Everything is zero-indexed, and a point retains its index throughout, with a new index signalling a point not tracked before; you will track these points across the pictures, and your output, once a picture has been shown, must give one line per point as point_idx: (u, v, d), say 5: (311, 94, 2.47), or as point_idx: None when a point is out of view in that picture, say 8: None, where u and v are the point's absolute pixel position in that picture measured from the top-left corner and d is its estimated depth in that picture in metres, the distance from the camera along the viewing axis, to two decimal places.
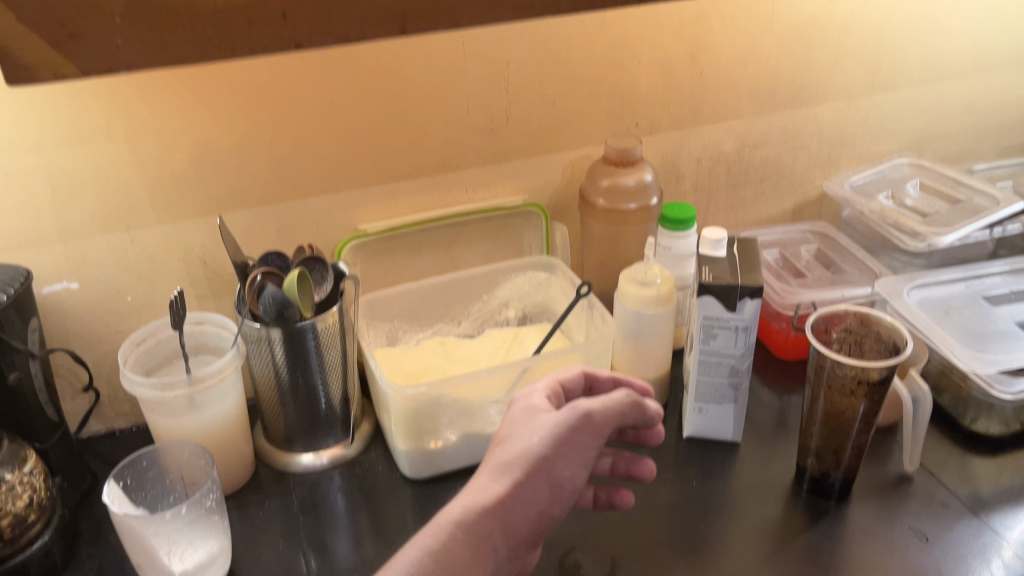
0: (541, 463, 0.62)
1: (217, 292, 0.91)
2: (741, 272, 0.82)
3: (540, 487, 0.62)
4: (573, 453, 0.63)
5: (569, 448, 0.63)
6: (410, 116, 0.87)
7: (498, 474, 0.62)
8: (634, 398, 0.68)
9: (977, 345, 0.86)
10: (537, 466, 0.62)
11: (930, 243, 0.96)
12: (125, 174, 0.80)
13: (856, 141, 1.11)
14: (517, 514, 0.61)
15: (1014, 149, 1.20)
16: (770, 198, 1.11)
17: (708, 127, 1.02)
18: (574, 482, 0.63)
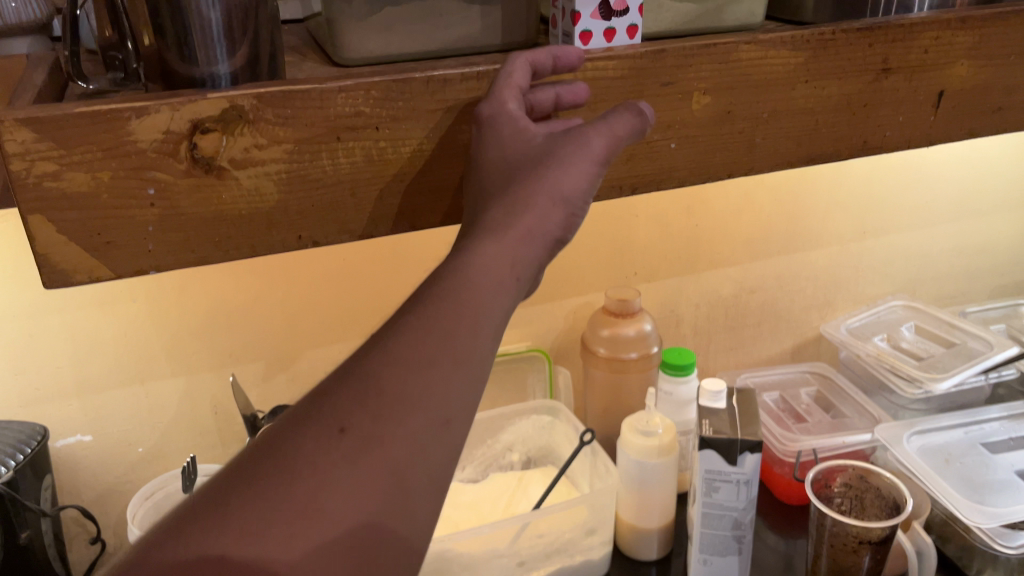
0: (553, 199, 0.51)
1: (226, 441, 0.92)
2: (740, 425, 0.83)
3: (541, 210, 0.50)
4: (574, 158, 0.51)
5: (562, 172, 0.50)
6: (417, 270, 0.91)
7: (504, 209, 0.50)
8: (634, 117, 0.52)
9: (978, 497, 0.87)
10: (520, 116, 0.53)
11: (926, 389, 0.98)
12: (143, 331, 0.83)
13: (851, 283, 1.14)
14: (523, 235, 0.50)
15: (1005, 288, 1.23)
16: (769, 339, 1.13)
17: (705, 274, 1.05)
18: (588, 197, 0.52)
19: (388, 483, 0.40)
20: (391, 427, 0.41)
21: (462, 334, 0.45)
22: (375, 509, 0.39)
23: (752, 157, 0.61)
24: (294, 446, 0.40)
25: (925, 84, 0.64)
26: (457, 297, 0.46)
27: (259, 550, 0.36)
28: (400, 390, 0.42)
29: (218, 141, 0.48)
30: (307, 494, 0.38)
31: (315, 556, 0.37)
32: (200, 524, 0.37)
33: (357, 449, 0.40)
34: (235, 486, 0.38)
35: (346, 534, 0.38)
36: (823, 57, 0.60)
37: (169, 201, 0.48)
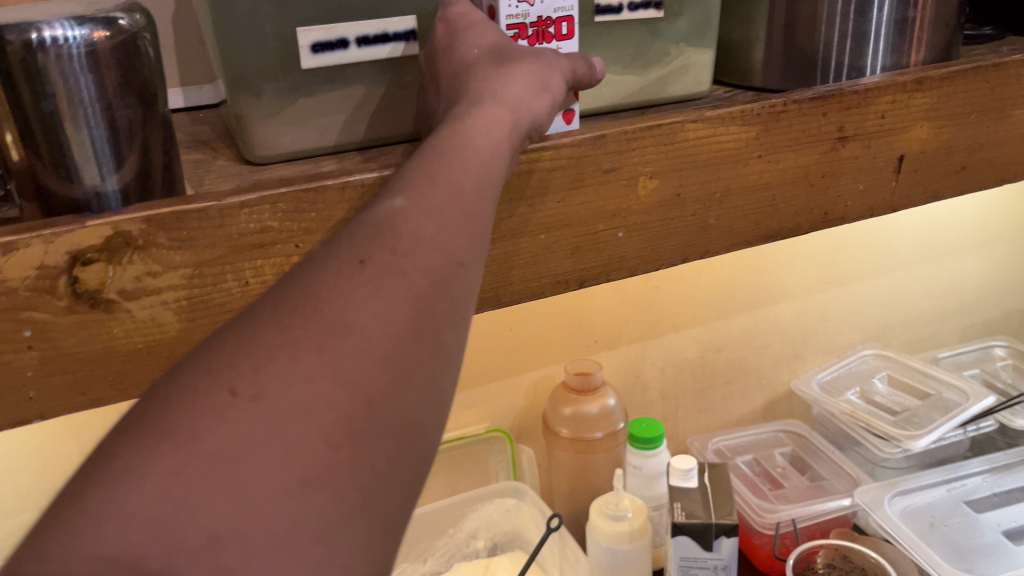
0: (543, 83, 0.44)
1: None
2: (714, 507, 0.78)
3: (526, 82, 0.44)
4: (545, 60, 0.46)
5: (547, 68, 0.45)
6: None
7: (494, 77, 0.44)
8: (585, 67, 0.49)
9: (967, 564, 0.83)
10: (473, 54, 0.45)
11: (904, 448, 0.94)
12: (62, 444, 0.76)
13: (820, 334, 1.10)
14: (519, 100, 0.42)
15: (974, 329, 1.20)
16: (739, 398, 1.08)
17: (668, 336, 1.00)
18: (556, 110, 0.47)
19: (422, 304, 0.30)
20: (410, 250, 0.32)
21: (467, 179, 0.37)
22: (413, 333, 0.29)
23: (707, 237, 0.57)
24: (300, 279, 0.30)
25: (885, 148, 0.60)
26: (460, 153, 0.38)
27: (277, 376, 0.26)
28: (415, 221, 0.33)
29: (103, 273, 0.42)
30: (327, 313, 0.28)
31: (347, 380, 0.27)
32: (197, 368, 0.27)
33: (377, 273, 0.30)
34: (233, 332, 0.29)
35: (381, 359, 0.28)
36: (775, 129, 0.56)
37: (49, 341, 0.42)
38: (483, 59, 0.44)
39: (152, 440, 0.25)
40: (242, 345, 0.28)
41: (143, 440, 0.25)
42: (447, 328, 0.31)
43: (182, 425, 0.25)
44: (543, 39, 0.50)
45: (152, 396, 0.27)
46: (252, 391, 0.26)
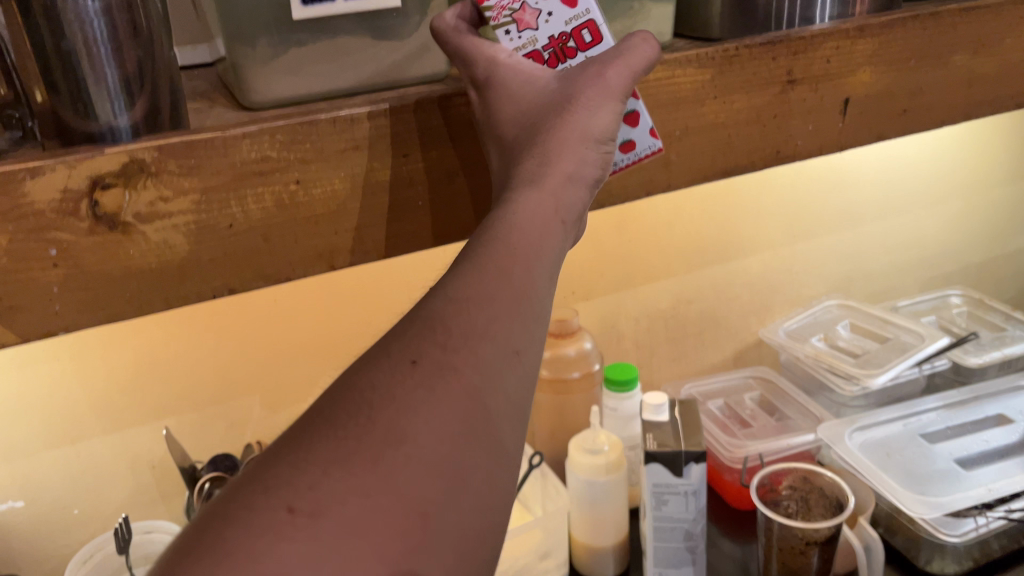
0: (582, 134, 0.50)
1: (167, 494, 0.90)
2: (684, 436, 0.84)
3: (574, 153, 0.50)
4: (598, 95, 0.51)
5: (600, 108, 0.50)
6: (351, 307, 0.90)
7: (546, 150, 0.49)
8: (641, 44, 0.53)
9: (920, 488, 0.89)
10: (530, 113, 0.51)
11: (863, 385, 1.00)
12: (70, 390, 0.81)
13: (786, 287, 1.16)
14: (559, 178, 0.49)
15: (934, 281, 1.27)
16: (710, 347, 1.14)
17: (641, 287, 1.06)
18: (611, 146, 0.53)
19: (468, 408, 0.37)
20: (465, 353, 0.39)
21: (523, 257, 0.44)
22: (465, 439, 0.37)
23: (668, 174, 0.62)
24: (364, 381, 0.38)
25: (831, 92, 0.66)
26: (520, 232, 0.45)
27: (339, 490, 0.33)
28: (473, 317, 0.40)
29: (119, 198, 0.47)
30: (386, 424, 0.36)
31: (406, 488, 0.34)
32: (273, 475, 0.34)
33: (429, 377, 0.38)
34: (308, 431, 0.35)
35: (435, 467, 0.35)
36: (728, 73, 0.61)
37: (72, 261, 0.47)
38: (529, 124, 0.51)
39: (236, 537, 0.31)
40: (315, 453, 0.34)
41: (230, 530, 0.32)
42: (498, 425, 0.38)
43: (258, 527, 0.32)
44: (565, 55, 0.55)
45: (243, 484, 0.34)
46: (313, 507, 0.33)
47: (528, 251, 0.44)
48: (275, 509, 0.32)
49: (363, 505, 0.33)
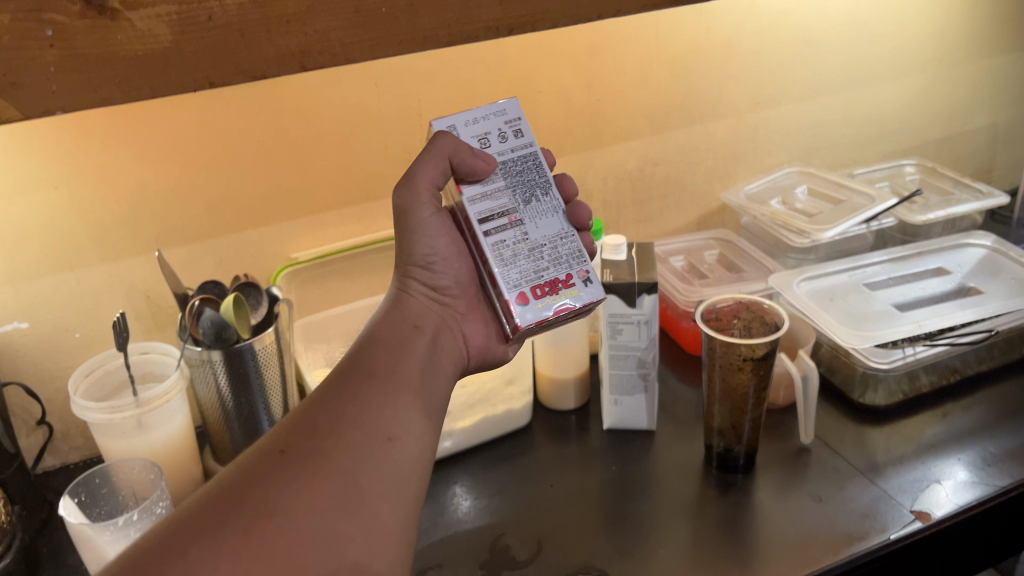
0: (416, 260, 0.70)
1: (162, 324, 0.97)
2: (639, 271, 0.91)
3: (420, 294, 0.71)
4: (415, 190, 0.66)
5: (417, 234, 0.68)
6: (331, 153, 0.96)
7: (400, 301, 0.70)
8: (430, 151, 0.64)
9: (857, 324, 0.97)
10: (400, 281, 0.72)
11: (813, 239, 1.07)
12: (68, 220, 0.87)
13: (750, 155, 1.21)
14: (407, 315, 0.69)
15: (893, 154, 1.32)
16: (675, 210, 1.21)
17: (610, 147, 1.11)
18: (447, 256, 0.70)
19: (337, 485, 0.54)
20: (325, 442, 0.56)
21: (378, 368, 0.62)
22: (336, 515, 0.52)
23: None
24: (247, 469, 0.53)
25: None
26: (374, 358, 0.64)
27: (212, 561, 0.47)
28: (323, 421, 0.57)
29: None
30: (265, 503, 0.51)
31: (277, 559, 0.49)
32: (179, 538, 0.48)
33: (295, 461, 0.54)
34: (190, 519, 0.49)
35: (304, 537, 0.50)
36: None
37: (67, 42, 0.52)
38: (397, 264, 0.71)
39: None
40: (190, 537, 0.48)
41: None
42: (370, 500, 0.54)
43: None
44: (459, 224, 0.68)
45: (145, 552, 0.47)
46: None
47: (379, 365, 0.63)
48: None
49: (237, 569, 0.47)
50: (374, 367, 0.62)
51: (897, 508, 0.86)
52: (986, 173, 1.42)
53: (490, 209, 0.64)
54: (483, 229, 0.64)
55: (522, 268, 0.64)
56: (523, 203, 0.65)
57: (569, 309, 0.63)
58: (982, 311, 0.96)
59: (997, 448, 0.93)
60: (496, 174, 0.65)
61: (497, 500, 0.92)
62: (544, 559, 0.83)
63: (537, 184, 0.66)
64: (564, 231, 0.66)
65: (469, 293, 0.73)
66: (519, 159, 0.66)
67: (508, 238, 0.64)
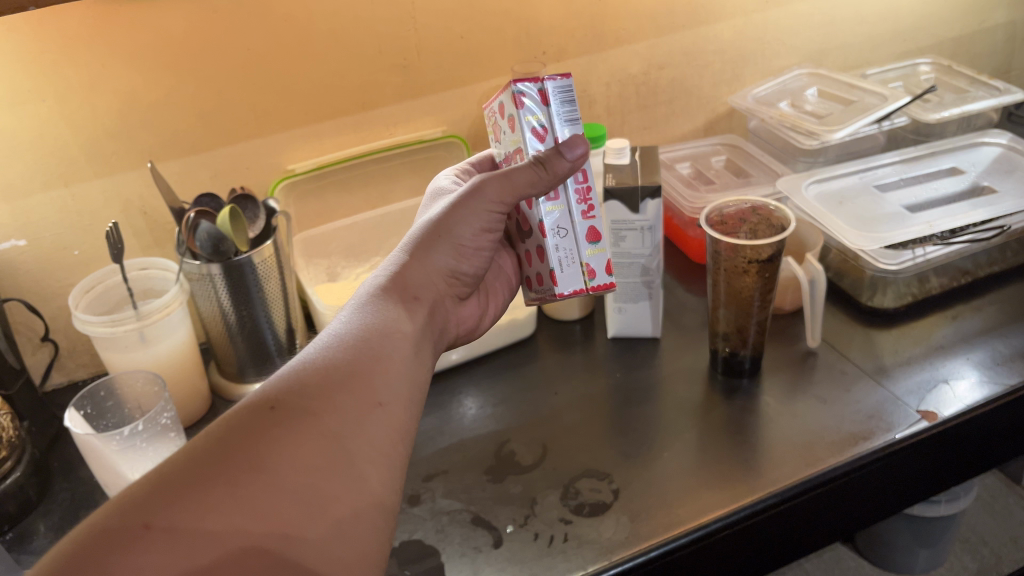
0: (441, 230, 0.64)
1: (161, 241, 0.96)
2: (642, 176, 0.88)
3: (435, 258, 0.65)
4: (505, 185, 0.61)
5: (463, 212, 0.64)
6: (323, 60, 0.93)
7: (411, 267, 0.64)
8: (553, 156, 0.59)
9: (866, 226, 0.95)
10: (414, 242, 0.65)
11: (823, 141, 1.04)
12: (58, 134, 0.85)
13: (758, 57, 1.17)
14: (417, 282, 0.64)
15: (908, 54, 1.28)
16: (681, 116, 1.17)
17: (612, 51, 1.07)
18: (479, 241, 0.66)
19: (328, 443, 0.50)
20: (320, 399, 0.51)
21: (384, 337, 0.57)
22: (325, 472, 0.49)
23: None
24: (235, 420, 0.49)
25: None
26: (377, 323, 0.58)
27: (199, 509, 0.44)
28: (323, 382, 0.52)
29: None
30: (251, 455, 0.47)
31: (265, 511, 0.45)
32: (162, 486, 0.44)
33: (285, 418, 0.50)
34: (176, 461, 0.46)
35: (292, 492, 0.47)
36: None
37: None
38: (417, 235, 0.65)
39: (110, 555, 0.41)
40: (180, 481, 0.45)
41: (106, 550, 0.42)
42: (359, 462, 0.50)
43: (121, 545, 0.42)
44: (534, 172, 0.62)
45: (133, 494, 0.44)
46: (166, 523, 0.43)
47: (378, 331, 0.57)
48: (132, 527, 0.43)
49: (222, 520, 0.44)
50: (379, 332, 0.57)
51: (904, 408, 0.85)
52: (1003, 74, 1.37)
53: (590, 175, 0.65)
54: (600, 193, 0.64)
55: None
56: None
57: None
58: (995, 210, 0.94)
59: (1007, 348, 0.93)
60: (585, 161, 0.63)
61: (502, 408, 0.92)
62: (549, 464, 0.83)
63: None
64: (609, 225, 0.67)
65: (470, 279, 0.69)
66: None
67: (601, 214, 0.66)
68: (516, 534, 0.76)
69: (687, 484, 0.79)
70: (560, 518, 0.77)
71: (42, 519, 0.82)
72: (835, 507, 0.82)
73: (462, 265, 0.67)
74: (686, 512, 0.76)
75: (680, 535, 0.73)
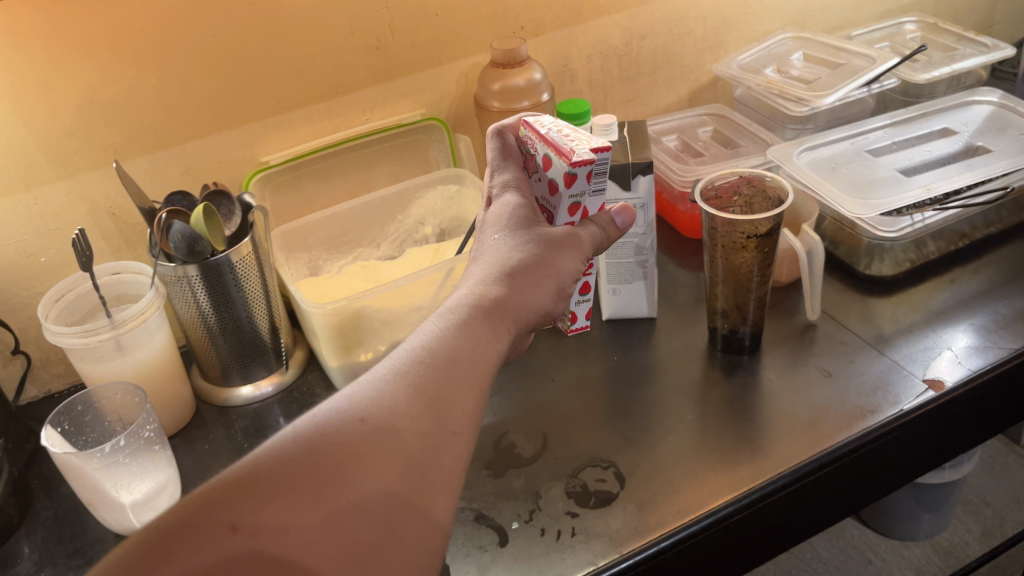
0: (540, 264, 0.62)
1: (132, 242, 0.92)
2: (632, 152, 0.85)
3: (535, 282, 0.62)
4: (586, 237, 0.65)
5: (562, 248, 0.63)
6: (293, 44, 0.89)
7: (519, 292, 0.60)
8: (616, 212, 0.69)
9: (863, 193, 0.92)
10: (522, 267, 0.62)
11: (813, 107, 1.02)
12: (15, 134, 0.80)
13: (741, 22, 1.14)
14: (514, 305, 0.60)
15: (891, 13, 1.25)
16: (664, 87, 1.14)
17: (592, 22, 1.03)
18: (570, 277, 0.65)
19: (409, 467, 0.48)
20: (406, 419, 0.49)
21: (477, 366, 0.54)
22: (399, 497, 0.47)
23: None
24: (323, 427, 0.48)
25: None
26: (473, 348, 0.55)
27: (282, 517, 0.44)
28: (412, 409, 0.50)
29: None
30: (334, 472, 0.46)
31: (340, 534, 0.45)
32: (238, 490, 0.44)
33: (372, 435, 0.48)
34: (266, 463, 0.46)
35: (369, 514, 0.46)
36: None
37: None
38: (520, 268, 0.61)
39: (194, 554, 0.42)
40: (268, 485, 0.45)
41: (185, 545, 0.42)
42: (434, 486, 0.49)
43: (207, 544, 0.43)
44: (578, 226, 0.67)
45: (219, 490, 0.44)
46: (249, 528, 0.43)
47: (473, 355, 0.54)
48: (219, 525, 0.43)
49: (300, 532, 0.44)
50: (473, 359, 0.54)
51: (908, 378, 0.84)
52: (986, 28, 1.35)
53: None
54: None
55: None
56: None
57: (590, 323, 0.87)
58: (991, 171, 0.92)
59: (1008, 311, 0.91)
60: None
61: (499, 397, 0.89)
62: (551, 455, 0.81)
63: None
64: None
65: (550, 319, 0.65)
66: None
67: None
68: (522, 530, 0.73)
69: (692, 468, 0.77)
70: (566, 511, 0.74)
71: (27, 540, 0.78)
72: (849, 483, 0.80)
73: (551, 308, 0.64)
74: (695, 498, 0.74)
75: (690, 522, 0.71)
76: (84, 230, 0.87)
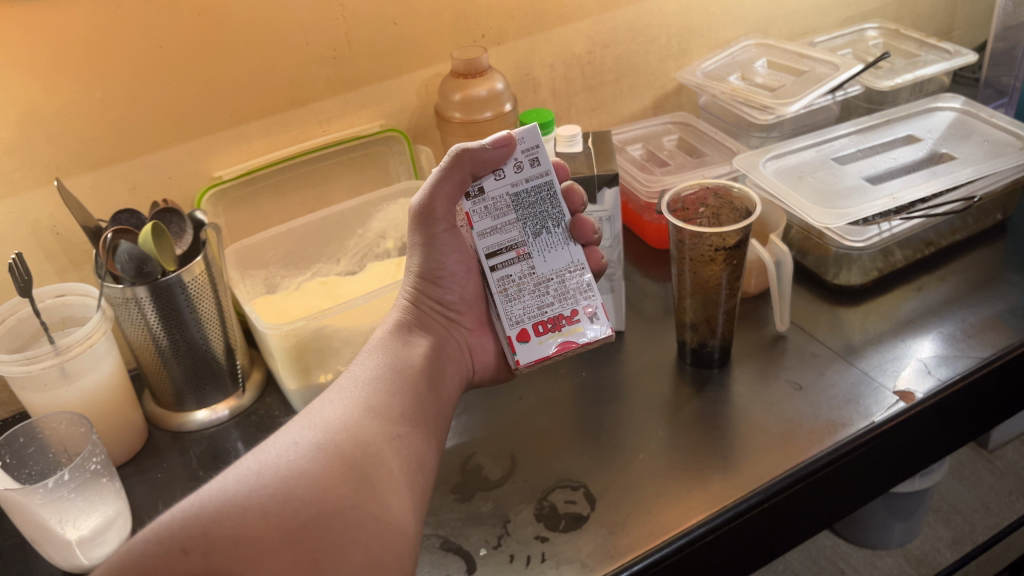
0: (430, 273, 0.72)
1: (78, 262, 0.88)
2: (597, 164, 0.83)
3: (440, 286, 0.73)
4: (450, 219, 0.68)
5: (430, 248, 0.70)
6: (246, 54, 0.85)
7: (427, 298, 0.73)
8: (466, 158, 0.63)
9: (830, 202, 0.91)
10: (425, 277, 0.72)
11: (778, 115, 1.01)
12: None
13: (705, 29, 1.13)
14: (420, 312, 0.73)
15: (853, 19, 1.25)
16: (629, 95, 1.13)
17: (555, 30, 1.02)
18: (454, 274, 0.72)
19: (353, 469, 0.54)
20: (344, 429, 0.57)
21: (398, 372, 0.65)
22: (349, 501, 0.52)
23: None
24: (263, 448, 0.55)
25: None
26: (385, 360, 0.66)
27: (234, 534, 0.47)
28: (349, 419, 0.58)
29: None
30: (279, 483, 0.51)
31: (295, 540, 0.49)
32: (192, 521, 0.48)
33: (308, 445, 0.54)
34: (219, 493, 0.50)
35: (323, 515, 0.50)
36: None
37: None
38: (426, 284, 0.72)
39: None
40: (217, 513, 0.48)
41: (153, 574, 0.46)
42: (384, 489, 0.55)
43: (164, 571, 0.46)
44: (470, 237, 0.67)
45: (174, 525, 0.48)
46: (201, 549, 0.47)
47: (386, 366, 0.66)
48: (172, 552, 0.47)
49: (253, 550, 0.47)
50: (392, 367, 0.66)
51: (879, 389, 0.83)
52: (946, 34, 1.35)
53: (499, 243, 0.64)
54: (491, 264, 0.65)
55: (526, 304, 0.65)
56: (533, 236, 0.65)
57: (571, 347, 0.65)
58: (956, 179, 0.91)
59: (975, 319, 0.91)
60: (506, 207, 0.64)
61: (465, 417, 0.87)
62: (519, 477, 0.78)
63: (550, 216, 0.65)
64: (574, 263, 0.66)
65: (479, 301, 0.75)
66: (533, 189, 0.64)
67: (515, 273, 0.65)
68: (490, 557, 0.71)
69: (662, 488, 0.75)
70: (535, 536, 0.72)
71: None
72: (833, 492, 0.80)
73: (466, 294, 0.74)
74: (668, 518, 0.72)
75: (664, 543, 0.69)
76: (25, 251, 0.83)
